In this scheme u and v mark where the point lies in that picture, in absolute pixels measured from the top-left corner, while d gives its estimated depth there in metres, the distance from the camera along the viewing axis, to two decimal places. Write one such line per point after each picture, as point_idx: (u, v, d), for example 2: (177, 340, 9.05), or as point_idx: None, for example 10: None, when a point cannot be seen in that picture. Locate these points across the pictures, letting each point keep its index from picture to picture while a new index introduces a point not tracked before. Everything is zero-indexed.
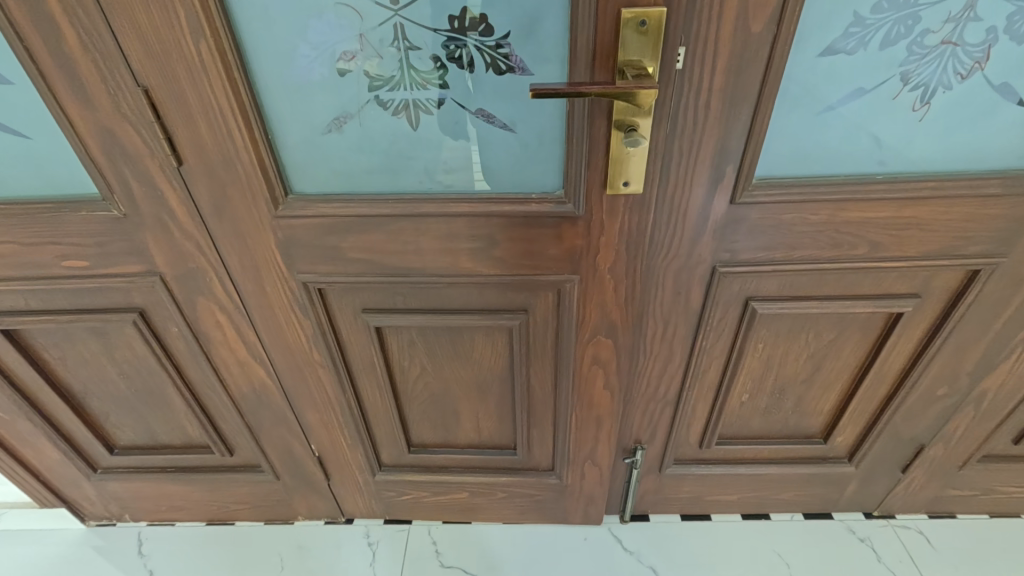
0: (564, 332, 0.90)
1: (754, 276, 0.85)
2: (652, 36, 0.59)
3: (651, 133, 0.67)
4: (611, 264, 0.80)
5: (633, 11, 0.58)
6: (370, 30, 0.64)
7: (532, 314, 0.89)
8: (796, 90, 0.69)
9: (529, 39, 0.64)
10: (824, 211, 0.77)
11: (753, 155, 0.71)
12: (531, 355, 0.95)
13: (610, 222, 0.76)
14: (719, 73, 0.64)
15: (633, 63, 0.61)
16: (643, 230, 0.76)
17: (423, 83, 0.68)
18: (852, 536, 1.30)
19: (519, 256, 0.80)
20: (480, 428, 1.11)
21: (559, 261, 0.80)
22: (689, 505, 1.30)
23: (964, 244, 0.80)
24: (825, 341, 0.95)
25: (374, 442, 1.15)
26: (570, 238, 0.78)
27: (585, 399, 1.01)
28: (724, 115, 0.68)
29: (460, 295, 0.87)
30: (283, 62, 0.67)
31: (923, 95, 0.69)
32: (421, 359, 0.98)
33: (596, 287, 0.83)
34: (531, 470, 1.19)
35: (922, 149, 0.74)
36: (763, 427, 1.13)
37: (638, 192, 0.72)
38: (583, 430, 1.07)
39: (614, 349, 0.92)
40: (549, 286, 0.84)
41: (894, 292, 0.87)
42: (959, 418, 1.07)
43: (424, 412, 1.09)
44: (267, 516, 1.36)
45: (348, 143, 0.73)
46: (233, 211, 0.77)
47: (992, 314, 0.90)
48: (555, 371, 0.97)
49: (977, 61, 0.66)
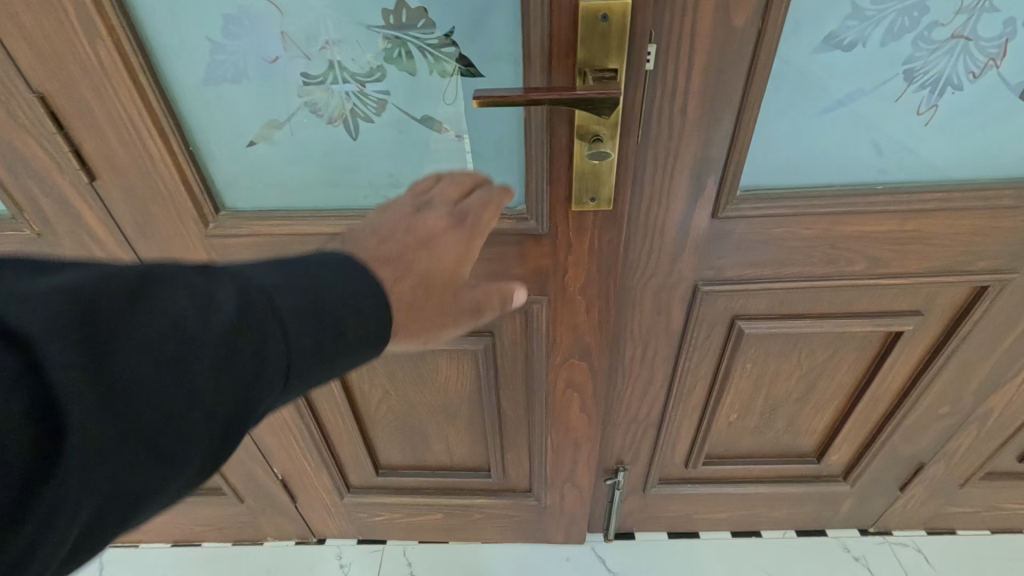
0: (534, 355, 0.83)
1: (741, 294, 0.77)
2: (616, 32, 0.51)
3: (620, 143, 0.58)
4: (581, 285, 0.73)
5: (593, 3, 0.49)
6: (292, 26, 0.56)
7: (498, 336, 0.81)
8: (785, 92, 0.61)
9: (476, 36, 0.55)
10: (817, 225, 0.69)
11: (737, 166, 0.63)
12: (500, 377, 0.88)
13: (579, 240, 0.68)
14: (695, 74, 0.56)
15: (596, 65, 0.53)
16: (616, 249, 0.68)
17: (360, 87, 0.60)
18: (846, 554, 1.24)
19: (480, 276, 0.73)
20: (451, 450, 1.05)
21: (524, 281, 0.73)
22: (676, 523, 1.24)
23: (972, 259, 0.72)
24: (818, 360, 0.88)
25: (339, 464, 1.09)
26: (535, 256, 0.70)
27: (560, 424, 0.94)
28: (703, 121, 0.60)
29: None
30: (197, 62, 0.58)
31: (929, 97, 0.61)
32: (383, 382, 0.91)
33: (566, 308, 0.76)
34: (508, 492, 1.13)
35: (926, 156, 0.66)
36: (752, 446, 1.06)
37: (608, 209, 0.64)
38: (560, 454, 1.00)
39: (590, 372, 0.84)
40: (515, 308, 0.77)
41: (894, 309, 0.80)
42: (961, 437, 1.01)
43: (390, 435, 1.02)
44: (234, 537, 1.29)
45: (283, 153, 0.66)
46: (159, 230, 0.69)
47: (1000, 332, 0.82)
48: (527, 394, 0.90)
49: (992, 58, 0.58)
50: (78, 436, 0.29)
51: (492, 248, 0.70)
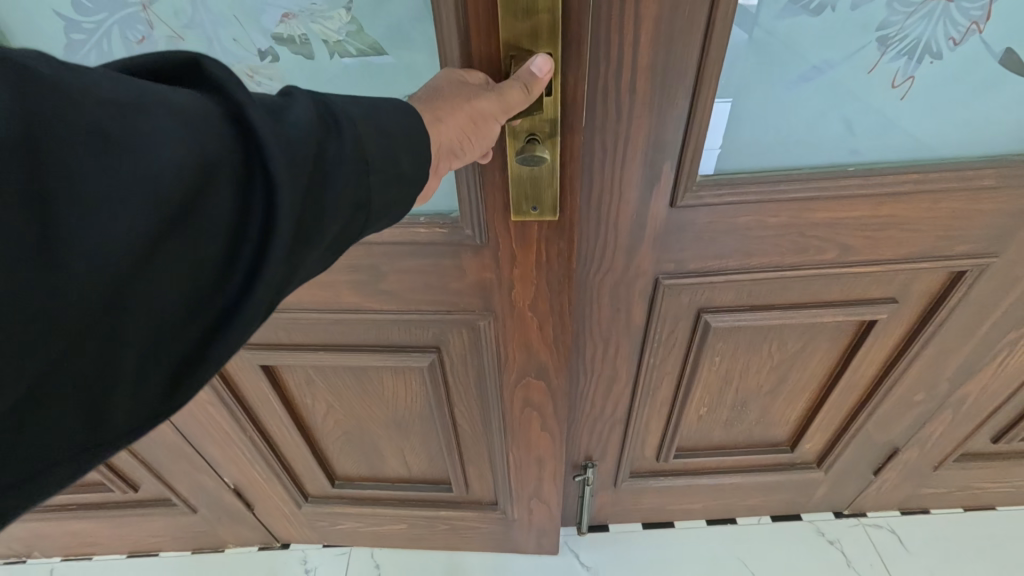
0: (485, 372, 0.77)
1: (705, 287, 0.72)
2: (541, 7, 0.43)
3: (559, 142, 0.51)
4: (530, 300, 0.66)
5: None
6: (155, 1, 0.53)
7: (445, 350, 0.76)
8: (745, 65, 0.54)
9: (377, 15, 0.52)
10: (784, 213, 0.63)
11: (695, 151, 0.57)
12: (451, 391, 0.82)
13: (524, 251, 0.61)
14: (642, 50, 0.49)
15: (522, 47, 0.45)
16: (570, 258, 0.61)
17: (249, 73, 0.57)
18: (821, 537, 1.22)
19: (414, 289, 0.68)
20: (409, 464, 1.00)
21: (466, 295, 0.68)
22: (650, 515, 1.21)
23: (949, 244, 0.67)
24: (789, 351, 0.84)
25: (293, 475, 1.03)
26: (475, 269, 0.65)
27: (521, 440, 0.87)
28: (653, 103, 0.53)
29: (356, 331, 0.74)
30: (53, 42, 0.56)
31: (905, 68, 0.54)
32: (326, 397, 0.86)
33: (517, 323, 0.69)
34: (473, 504, 1.08)
35: (902, 133, 0.60)
36: (724, 438, 1.02)
37: (553, 218, 0.57)
38: (523, 471, 0.95)
39: (547, 392, 0.78)
40: (461, 323, 0.72)
41: (866, 298, 0.75)
42: (937, 422, 0.98)
43: (341, 447, 0.97)
44: (193, 545, 1.24)
45: None
46: None
47: (977, 317, 0.78)
48: (482, 408, 0.84)
49: (975, 21, 0.51)
50: (287, 182, 0.31)
51: (425, 261, 0.65)
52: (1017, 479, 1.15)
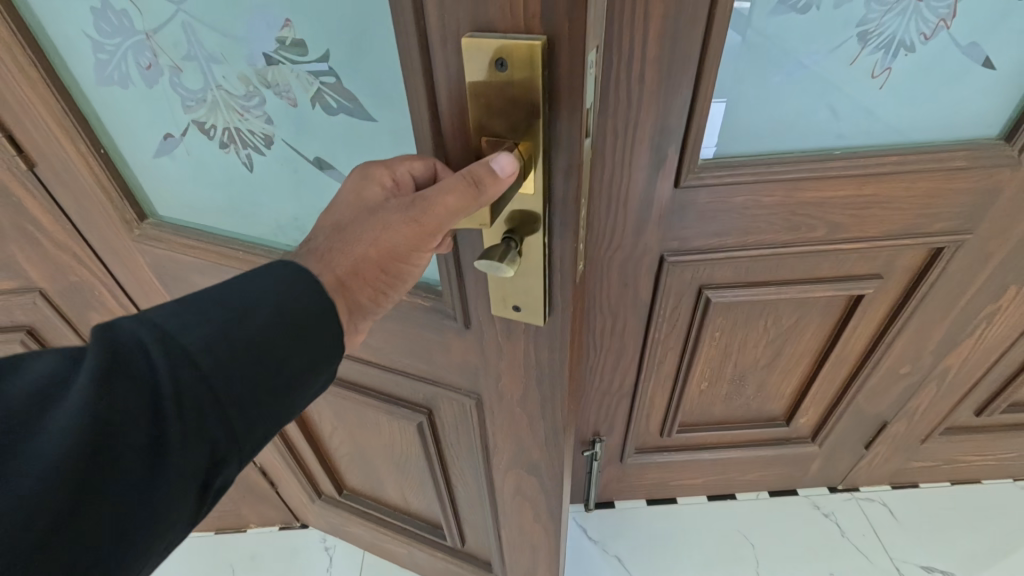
0: (475, 447, 0.76)
1: (706, 263, 0.78)
2: (514, 83, 0.36)
3: (544, 244, 0.44)
4: (520, 398, 0.63)
5: (485, 41, 0.35)
6: (157, 30, 0.52)
7: (434, 413, 0.77)
8: (741, 57, 0.61)
9: (356, 68, 0.48)
10: (778, 192, 0.69)
11: (698, 135, 0.63)
12: (443, 450, 0.83)
13: (511, 350, 0.57)
14: (650, 41, 0.55)
15: (496, 133, 0.39)
16: (556, 371, 0.57)
17: (238, 111, 0.56)
18: (816, 511, 1.28)
19: (402, 351, 0.70)
20: (407, 497, 1.03)
21: (451, 372, 0.68)
22: (654, 491, 1.28)
23: (928, 221, 0.74)
24: (784, 327, 0.90)
25: (308, 474, 1.09)
26: (460, 352, 0.64)
27: (513, 523, 0.84)
28: (660, 89, 0.59)
29: (358, 372, 0.79)
30: (82, 58, 0.57)
31: (883, 60, 0.61)
32: (334, 419, 0.91)
33: (504, 415, 0.67)
34: (469, 559, 1.07)
35: (882, 120, 0.67)
36: (724, 413, 1.08)
37: (539, 322, 0.50)
38: (514, 552, 0.91)
39: (539, 491, 0.74)
40: (448, 397, 0.72)
41: (854, 274, 0.81)
42: (922, 395, 1.04)
43: (349, 463, 1.02)
44: (217, 525, 1.29)
45: (185, 170, 0.64)
46: (99, 226, 0.67)
47: (956, 292, 0.85)
48: (473, 471, 0.83)
49: (943, 18, 0.58)
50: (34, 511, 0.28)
51: (418, 332, 0.65)
52: (1000, 452, 1.22)
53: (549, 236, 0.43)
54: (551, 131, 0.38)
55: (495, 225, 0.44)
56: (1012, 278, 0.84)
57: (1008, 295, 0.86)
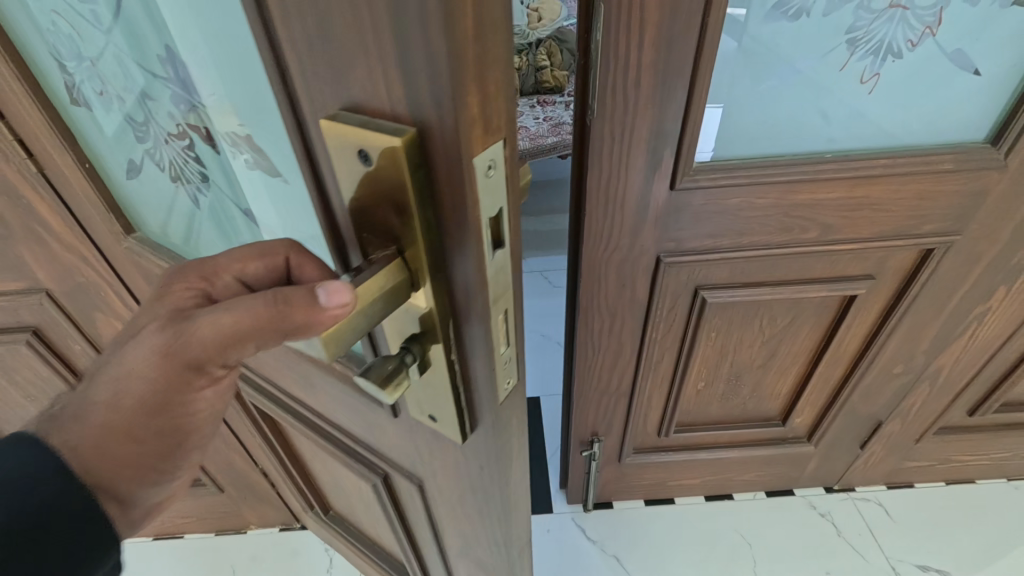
0: (427, 523, 0.69)
1: (701, 264, 0.80)
2: (378, 181, 0.29)
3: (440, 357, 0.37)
4: (460, 496, 0.54)
5: (348, 128, 0.28)
6: (101, 59, 0.51)
7: (385, 487, 0.69)
8: (735, 63, 0.62)
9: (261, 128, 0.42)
10: (771, 194, 0.71)
11: (692, 137, 0.65)
12: (401, 516, 0.75)
13: (444, 449, 0.50)
14: (646, 47, 0.57)
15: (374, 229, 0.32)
16: (488, 480, 0.48)
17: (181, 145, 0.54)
18: (813, 511, 1.30)
19: (348, 418, 0.63)
20: (380, 537, 0.98)
21: (393, 450, 0.60)
22: (652, 491, 1.29)
23: (917, 223, 0.76)
24: (779, 327, 0.92)
25: (299, 489, 1.09)
26: (398, 435, 0.56)
27: None
28: (656, 93, 0.61)
29: (314, 426, 0.73)
30: None
31: (873, 65, 0.63)
32: (311, 452, 0.89)
33: (447, 505, 0.59)
34: None
35: (872, 124, 0.68)
36: (721, 412, 1.10)
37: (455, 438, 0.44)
38: None
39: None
40: (394, 473, 0.64)
41: (847, 275, 0.83)
42: (915, 394, 1.06)
43: (333, 491, 1.00)
44: (217, 526, 1.30)
45: (152, 192, 0.64)
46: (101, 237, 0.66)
47: (946, 292, 0.87)
48: (430, 543, 0.75)
49: (929, 26, 0.60)
50: None
51: (359, 406, 0.58)
52: (993, 452, 1.23)
53: (451, 350, 0.37)
54: (440, 244, 0.31)
55: (396, 331, 0.38)
56: (1001, 279, 0.85)
57: (998, 295, 0.88)
